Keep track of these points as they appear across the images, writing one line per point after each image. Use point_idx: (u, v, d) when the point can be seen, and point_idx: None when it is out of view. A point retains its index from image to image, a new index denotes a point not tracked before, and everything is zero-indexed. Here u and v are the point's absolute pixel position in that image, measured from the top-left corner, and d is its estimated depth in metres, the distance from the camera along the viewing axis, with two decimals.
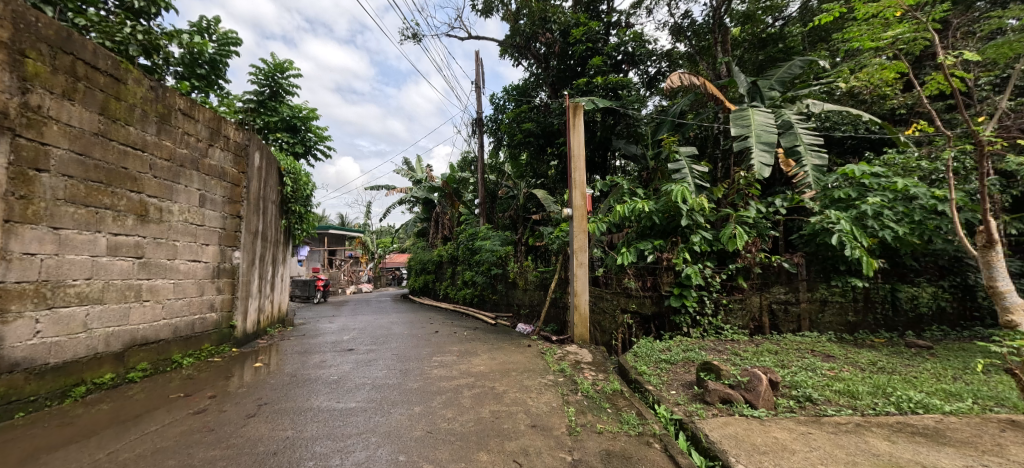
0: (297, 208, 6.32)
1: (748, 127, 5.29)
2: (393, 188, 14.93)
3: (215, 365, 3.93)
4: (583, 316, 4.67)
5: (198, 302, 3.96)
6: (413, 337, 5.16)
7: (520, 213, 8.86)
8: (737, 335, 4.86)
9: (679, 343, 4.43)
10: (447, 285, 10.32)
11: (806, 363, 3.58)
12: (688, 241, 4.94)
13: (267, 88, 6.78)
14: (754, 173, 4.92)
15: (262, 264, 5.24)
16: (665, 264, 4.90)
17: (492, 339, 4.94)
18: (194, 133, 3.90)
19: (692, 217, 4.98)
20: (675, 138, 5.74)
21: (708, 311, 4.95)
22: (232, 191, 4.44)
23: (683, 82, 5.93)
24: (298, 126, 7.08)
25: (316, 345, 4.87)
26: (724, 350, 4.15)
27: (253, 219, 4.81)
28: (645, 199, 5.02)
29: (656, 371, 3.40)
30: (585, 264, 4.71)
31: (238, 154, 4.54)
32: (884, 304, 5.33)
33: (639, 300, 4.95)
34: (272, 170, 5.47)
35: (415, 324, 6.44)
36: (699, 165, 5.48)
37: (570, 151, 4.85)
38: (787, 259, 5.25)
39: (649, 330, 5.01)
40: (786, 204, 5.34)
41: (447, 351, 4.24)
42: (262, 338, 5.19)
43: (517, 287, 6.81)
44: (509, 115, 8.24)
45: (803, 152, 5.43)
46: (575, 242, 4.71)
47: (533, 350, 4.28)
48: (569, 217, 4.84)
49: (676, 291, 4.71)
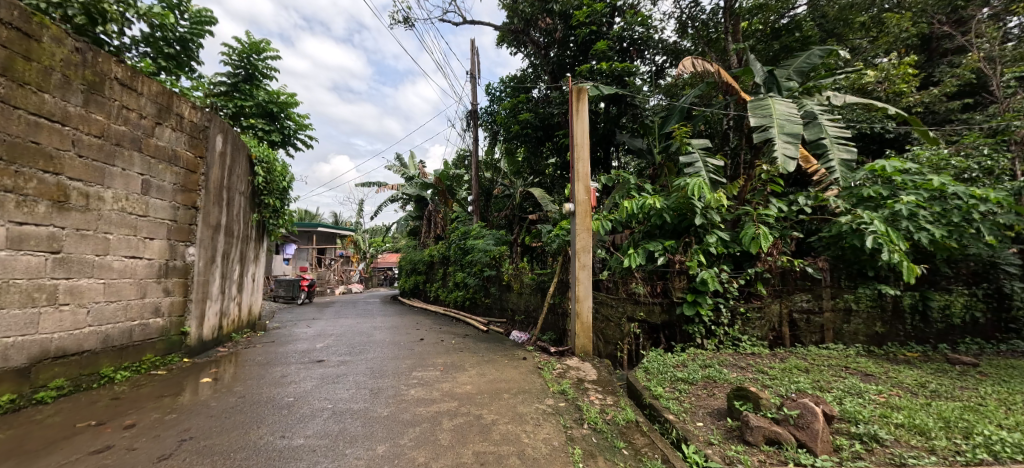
0: (271, 201, 5.75)
1: (769, 117, 4.77)
2: (383, 185, 14.33)
3: (155, 381, 3.34)
4: (586, 326, 4.12)
5: (138, 306, 3.38)
6: (394, 345, 4.61)
7: (516, 213, 8.32)
8: (757, 347, 4.35)
9: (694, 357, 3.91)
10: (437, 287, 9.76)
11: (848, 387, 3.08)
12: (703, 241, 4.43)
13: (243, 70, 6.26)
14: (779, 166, 4.41)
15: (225, 263, 4.66)
16: (677, 267, 4.37)
17: (481, 350, 4.37)
18: (134, 107, 3.33)
19: (707, 215, 4.49)
20: (687, 129, 5.23)
21: (724, 321, 4.43)
22: (186, 177, 3.87)
23: (696, 69, 5.47)
24: (276, 113, 6.48)
25: (283, 354, 4.30)
26: (748, 367, 3.63)
27: (214, 211, 4.25)
28: (655, 194, 4.50)
29: (675, 394, 2.88)
30: (588, 267, 4.17)
31: (195, 136, 3.98)
32: (915, 315, 4.85)
33: (648, 307, 4.40)
34: (240, 156, 4.90)
35: (399, 329, 5.87)
36: (715, 158, 4.96)
37: (574, 139, 4.32)
38: (810, 264, 4.76)
39: (658, 341, 4.46)
40: (810, 203, 4.86)
41: (429, 365, 3.68)
42: (224, 345, 4.60)
43: (512, 290, 6.26)
44: (506, 106, 7.71)
45: (829, 144, 4.95)
46: (577, 241, 4.17)
47: (528, 364, 3.73)
48: (571, 213, 4.30)
49: (690, 298, 4.19)
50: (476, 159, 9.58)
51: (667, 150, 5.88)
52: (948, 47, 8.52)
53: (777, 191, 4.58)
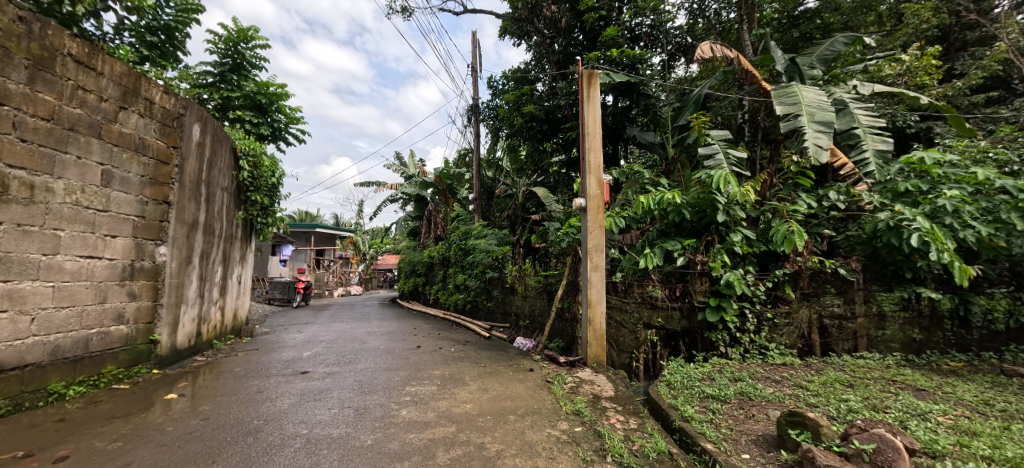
0: (258, 197, 5.38)
1: (798, 104, 4.36)
2: (382, 185, 13.94)
3: (115, 397, 2.96)
4: (599, 334, 3.71)
5: (97, 312, 3.01)
6: (388, 354, 4.22)
7: (519, 213, 7.93)
8: (787, 357, 3.94)
9: (720, 369, 3.51)
10: (437, 290, 9.38)
11: (905, 406, 2.67)
12: (727, 239, 4.03)
13: (229, 59, 5.86)
14: (810, 157, 4.02)
15: (205, 264, 4.28)
16: (699, 268, 3.97)
17: (483, 359, 3.98)
18: (93, 88, 2.96)
19: (730, 211, 4.09)
20: (706, 118, 4.84)
21: (751, 327, 4.03)
22: (156, 169, 3.50)
23: (715, 54, 5.11)
24: (265, 105, 6.09)
25: (266, 364, 3.91)
26: (784, 381, 3.23)
27: (190, 207, 3.89)
28: (674, 188, 4.10)
29: (709, 415, 2.48)
30: (601, 268, 3.78)
31: (167, 124, 3.61)
32: (951, 320, 4.36)
33: (667, 312, 4.00)
34: (222, 149, 4.53)
35: (394, 335, 5.48)
36: (738, 149, 4.57)
37: (585, 128, 3.92)
38: (842, 264, 4.36)
39: (677, 350, 4.06)
40: (842, 198, 4.46)
41: (425, 378, 3.28)
42: (202, 354, 4.22)
43: (516, 293, 5.86)
44: (508, 99, 7.33)
45: (863, 134, 4.56)
46: (589, 240, 3.78)
47: (535, 377, 3.33)
48: (582, 209, 3.90)
49: (714, 303, 3.79)
50: (477, 156, 9.19)
51: (682, 143, 5.48)
52: (974, 38, 7.96)
53: (806, 185, 4.20)
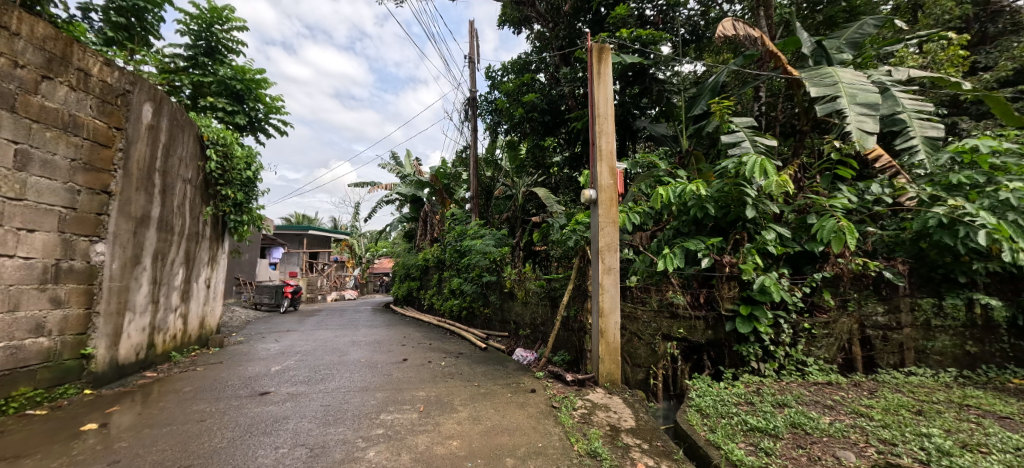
0: (229, 192, 4.85)
1: (835, 85, 3.86)
2: (377, 185, 13.44)
3: (25, 426, 2.41)
4: (612, 347, 3.16)
5: (4, 324, 2.47)
6: (369, 369, 3.67)
7: (518, 214, 7.42)
8: (830, 375, 3.40)
9: (757, 391, 2.96)
10: (431, 295, 8.82)
11: (1004, 444, 2.12)
12: (758, 237, 3.50)
13: (203, 42, 5.35)
14: (853, 143, 3.51)
15: (160, 264, 3.75)
16: (728, 271, 3.41)
17: (478, 375, 3.44)
18: (4, 51, 2.45)
19: (760, 206, 3.56)
20: (730, 104, 4.33)
21: (786, 340, 3.49)
22: (93, 152, 2.98)
23: (738, 34, 4.62)
24: (241, 93, 5.55)
25: (225, 381, 3.36)
26: (837, 406, 2.68)
27: (138, 199, 3.37)
28: (698, 179, 3.56)
29: (763, 459, 1.93)
30: (615, 270, 3.24)
31: (108, 101, 3.10)
32: (1008, 329, 3.57)
33: (689, 321, 3.45)
34: (184, 135, 4.02)
35: (380, 346, 4.93)
36: (767, 136, 4.06)
37: (595, 110, 3.40)
38: (887, 267, 3.79)
39: (700, 365, 3.51)
40: (888, 193, 3.92)
41: (404, 402, 2.71)
42: (154, 369, 3.66)
43: (516, 299, 5.31)
44: (507, 90, 6.82)
45: (908, 119, 4.04)
46: (601, 238, 3.24)
47: (538, 401, 2.78)
48: (592, 201, 3.37)
49: (745, 311, 3.25)
50: (475, 154, 8.66)
51: (700, 133, 4.95)
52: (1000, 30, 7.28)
53: (847, 176, 3.69)
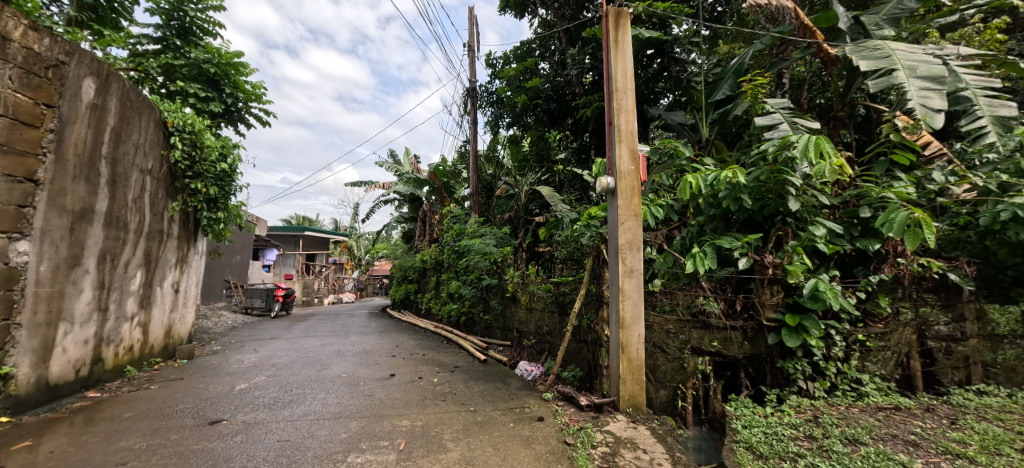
0: (200, 186, 4.34)
1: (888, 57, 3.34)
2: (374, 184, 12.98)
3: None
4: (636, 365, 2.62)
5: None
6: (349, 388, 3.15)
7: (521, 214, 6.93)
8: (892, 397, 2.86)
9: (813, 420, 2.44)
10: (429, 299, 8.31)
11: None
12: (804, 234, 2.97)
13: (175, 21, 4.88)
14: (919, 122, 2.99)
15: (108, 266, 3.25)
16: (770, 274, 2.90)
17: (474, 397, 2.92)
18: None
19: (806, 198, 3.02)
20: (763, 83, 3.80)
21: (838, 355, 2.95)
22: (13, 131, 2.49)
23: (770, 4, 4.11)
24: (217, 78, 5.06)
25: (177, 403, 2.84)
26: (923, 443, 2.15)
27: (75, 190, 2.87)
28: (734, 164, 2.99)
29: None
30: (637, 273, 2.71)
31: (37, 72, 2.62)
32: None
33: (724, 332, 2.92)
34: (140, 120, 3.53)
35: (367, 357, 4.42)
36: (808, 118, 3.53)
37: (613, 83, 2.88)
38: (954, 268, 3.22)
39: (737, 384, 2.99)
40: (951, 180, 3.30)
41: (382, 437, 2.19)
42: (99, 388, 3.14)
43: (518, 305, 4.79)
44: (509, 78, 6.32)
45: (974, 96, 3.48)
46: (621, 234, 2.72)
47: (547, 434, 2.25)
48: (609, 191, 2.84)
49: (792, 321, 2.73)
50: (474, 150, 8.16)
51: (724, 119, 4.42)
52: None
53: (904, 164, 3.17)
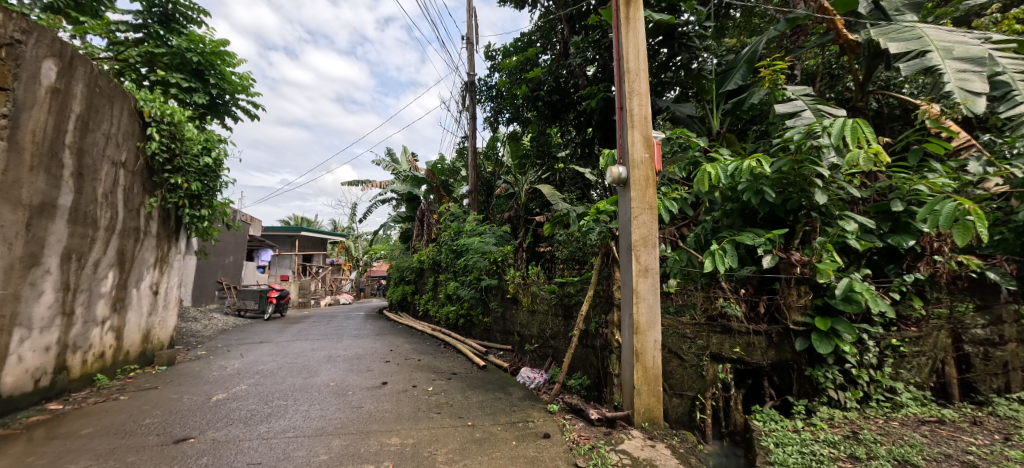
0: (180, 181, 4.06)
1: (920, 39, 3.10)
2: (372, 183, 12.73)
3: None
4: (652, 375, 2.36)
5: None
6: (336, 399, 2.88)
7: (521, 213, 6.68)
8: (932, 409, 2.60)
9: (853, 437, 2.17)
10: (426, 300, 8.05)
11: None
12: (833, 229, 2.72)
13: (157, 8, 4.62)
14: (960, 106, 2.74)
15: (72, 265, 2.96)
16: (798, 274, 2.64)
17: (473, 409, 2.66)
18: None
19: (835, 190, 2.76)
20: (784, 67, 3.51)
21: (872, 362, 2.69)
22: None
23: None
24: (202, 68, 4.80)
25: (144, 417, 2.57)
26: (984, 465, 1.89)
27: (33, 182, 2.59)
28: (756, 152, 2.72)
29: None
30: (652, 272, 2.45)
31: None
32: None
33: (747, 337, 2.65)
34: (111, 108, 3.26)
35: (358, 363, 4.16)
36: (832, 105, 3.33)
37: (624, 64, 2.62)
38: (993, 266, 2.96)
39: (760, 394, 2.72)
40: (990, 171, 3.01)
41: (367, 458, 1.92)
42: (61, 399, 2.86)
43: (519, 307, 4.53)
44: (509, 70, 6.07)
45: (1014, 80, 3.19)
46: (635, 229, 2.46)
47: (555, 455, 1.99)
48: (621, 182, 2.57)
49: (823, 326, 2.47)
50: (473, 147, 7.92)
51: (738, 109, 4.16)
52: None
53: (940, 153, 2.92)
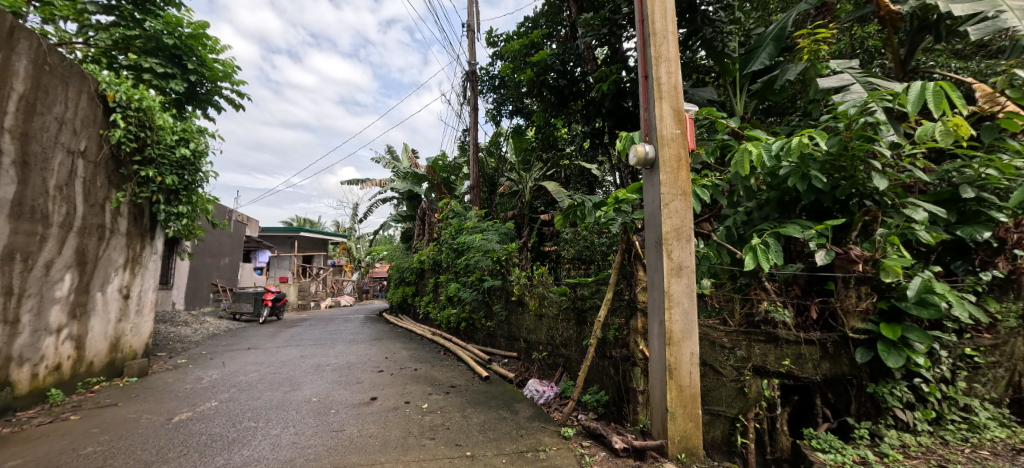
0: (151, 173, 3.71)
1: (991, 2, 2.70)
2: (371, 181, 12.38)
3: None
4: (689, 394, 1.96)
5: None
6: (315, 420, 2.49)
7: (525, 211, 6.28)
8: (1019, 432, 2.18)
9: None
10: (426, 302, 7.67)
11: None
12: (897, 219, 2.30)
13: None
14: None
15: (17, 265, 2.60)
16: (858, 272, 2.22)
17: (473, 432, 2.26)
18: None
19: (899, 173, 2.34)
20: (824, 37, 3.12)
21: (944, 376, 2.26)
22: None
23: None
24: (180, 53, 4.45)
25: (89, 444, 2.19)
26: None
27: None
28: (806, 128, 2.31)
29: None
30: (687, 270, 2.05)
31: None
32: None
33: (796, 348, 2.24)
34: (63, 89, 2.90)
35: (348, 374, 3.77)
36: (886, 77, 2.97)
37: (649, 23, 2.21)
38: None
39: (812, 414, 2.31)
40: None
41: None
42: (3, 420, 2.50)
43: (525, 310, 4.13)
44: (512, 57, 5.69)
45: None
46: (665, 219, 2.06)
47: None
48: (648, 163, 2.16)
49: (892, 334, 2.06)
50: (474, 141, 7.54)
51: (768, 90, 3.73)
52: None
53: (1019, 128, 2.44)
